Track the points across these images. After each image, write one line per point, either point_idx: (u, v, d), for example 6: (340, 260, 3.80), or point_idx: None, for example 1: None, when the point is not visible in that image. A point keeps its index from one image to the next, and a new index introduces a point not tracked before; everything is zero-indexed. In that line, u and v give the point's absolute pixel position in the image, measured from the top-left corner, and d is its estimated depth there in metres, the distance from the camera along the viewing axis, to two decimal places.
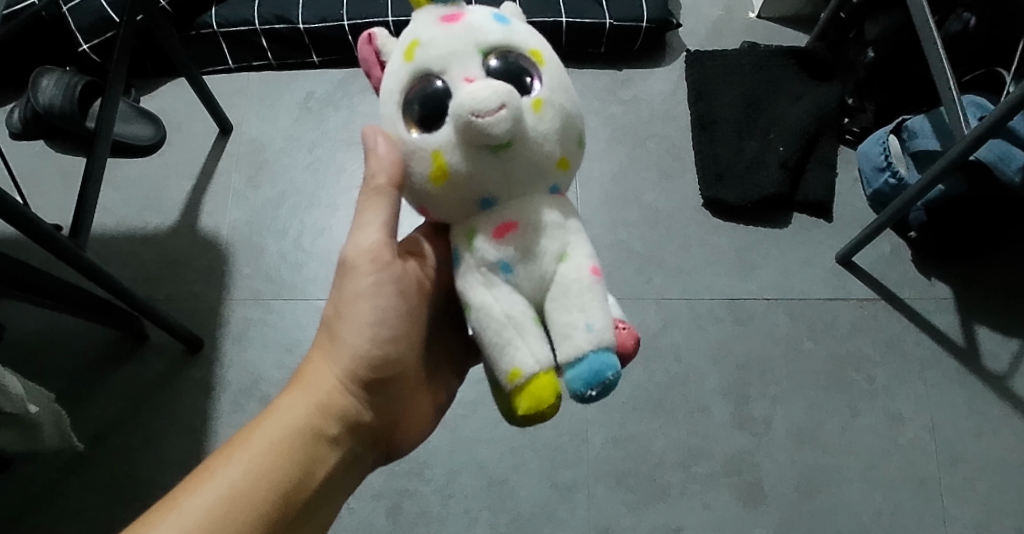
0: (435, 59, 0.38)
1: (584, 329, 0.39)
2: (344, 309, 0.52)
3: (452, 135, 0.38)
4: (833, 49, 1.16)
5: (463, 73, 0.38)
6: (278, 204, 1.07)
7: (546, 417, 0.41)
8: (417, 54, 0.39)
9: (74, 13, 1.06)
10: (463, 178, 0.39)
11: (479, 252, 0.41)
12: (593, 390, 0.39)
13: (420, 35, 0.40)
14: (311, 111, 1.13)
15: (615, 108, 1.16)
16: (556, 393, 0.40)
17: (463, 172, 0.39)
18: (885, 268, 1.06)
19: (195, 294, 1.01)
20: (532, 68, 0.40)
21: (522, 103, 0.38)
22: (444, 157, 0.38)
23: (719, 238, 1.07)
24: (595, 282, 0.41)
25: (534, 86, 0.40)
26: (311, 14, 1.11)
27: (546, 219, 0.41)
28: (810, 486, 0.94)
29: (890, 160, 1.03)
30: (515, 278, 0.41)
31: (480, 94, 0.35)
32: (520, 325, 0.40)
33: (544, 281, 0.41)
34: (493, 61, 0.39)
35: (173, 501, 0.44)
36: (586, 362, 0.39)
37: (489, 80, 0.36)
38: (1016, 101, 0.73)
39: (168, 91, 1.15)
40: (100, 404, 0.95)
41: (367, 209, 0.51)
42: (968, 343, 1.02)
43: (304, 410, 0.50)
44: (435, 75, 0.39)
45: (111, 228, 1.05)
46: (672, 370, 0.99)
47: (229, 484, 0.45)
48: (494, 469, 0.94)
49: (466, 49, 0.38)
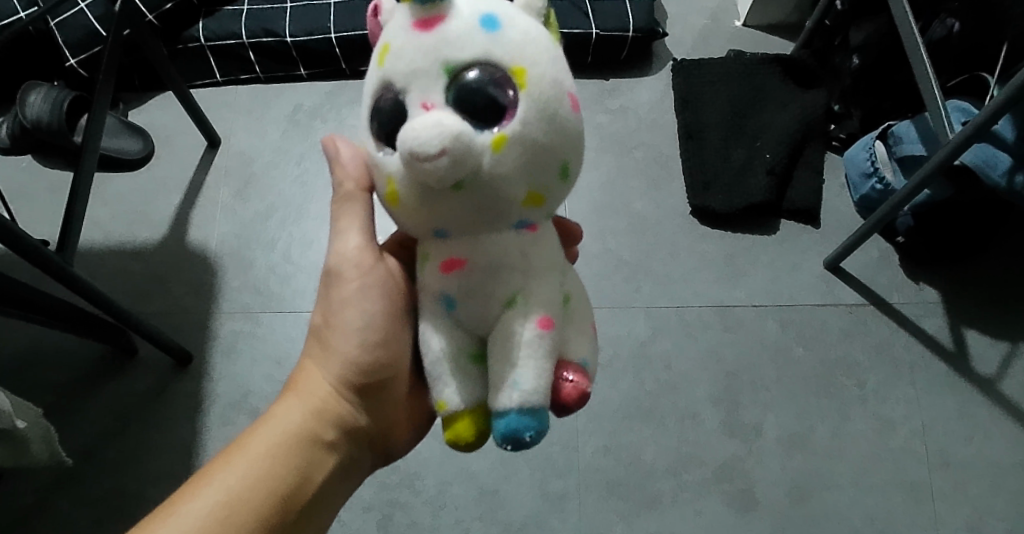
0: (399, 71, 0.37)
1: (511, 386, 0.40)
2: (333, 317, 0.52)
3: (402, 166, 0.38)
4: (818, 56, 1.17)
5: (422, 97, 0.36)
6: (267, 217, 1.07)
7: (469, 447, 0.43)
8: (387, 61, 0.38)
9: (61, 28, 1.06)
10: (413, 205, 0.39)
11: (430, 282, 0.43)
12: (507, 444, 0.40)
13: (396, 40, 0.38)
14: (299, 123, 1.14)
15: (602, 118, 1.16)
16: (475, 431, 0.42)
17: (415, 200, 0.39)
18: (873, 274, 1.07)
19: (184, 308, 1.01)
20: (509, 91, 0.37)
21: (477, 141, 0.36)
22: (395, 184, 0.39)
23: (707, 246, 1.08)
24: (541, 335, 0.40)
25: (504, 116, 0.37)
26: (298, 28, 1.12)
27: (500, 259, 0.41)
28: (801, 491, 0.94)
29: (876, 166, 1.03)
30: (458, 314, 0.43)
31: (421, 135, 0.34)
32: (452, 364, 0.42)
33: (488, 320, 0.42)
34: (462, 81, 0.36)
35: (174, 507, 0.44)
36: (506, 417, 0.40)
37: (439, 116, 0.35)
38: (1002, 104, 0.73)
39: (157, 105, 1.15)
40: (89, 419, 0.95)
41: (343, 216, 0.53)
42: (957, 347, 1.02)
43: (301, 414, 0.50)
44: (398, 88, 0.38)
45: (99, 242, 1.05)
46: (662, 377, 1.00)
47: (228, 489, 0.45)
48: (485, 479, 0.93)
49: (430, 67, 0.36)
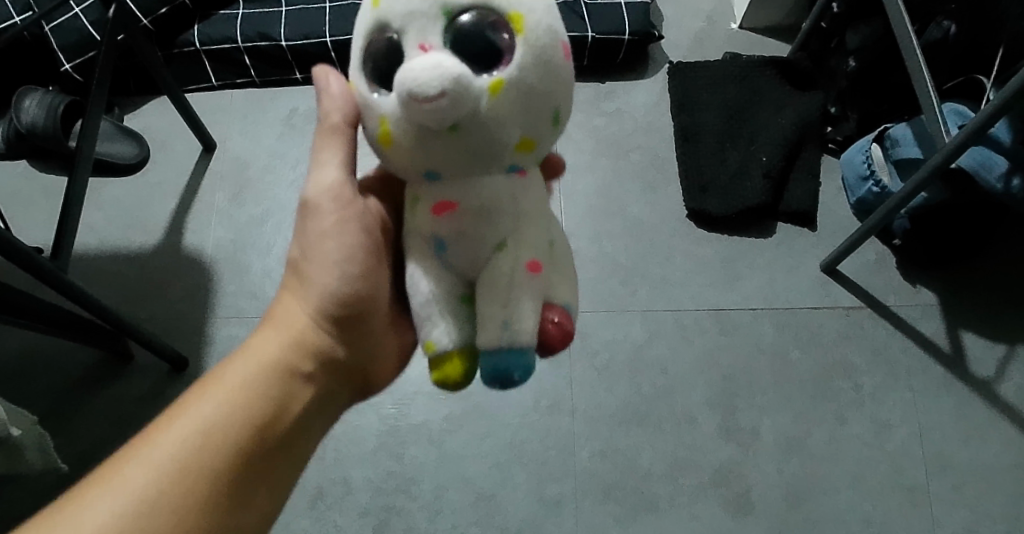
0: (395, 12, 0.36)
1: (501, 326, 0.39)
2: (310, 248, 0.50)
3: (397, 107, 0.37)
4: (815, 58, 1.16)
5: (420, 40, 0.35)
6: (263, 221, 1.07)
7: (456, 388, 0.43)
8: (381, 2, 0.36)
9: (56, 32, 1.05)
10: (406, 149, 0.38)
11: (421, 224, 0.42)
12: (496, 382, 0.40)
13: None
14: (294, 127, 1.14)
15: (597, 121, 1.16)
16: (462, 373, 0.42)
17: (406, 139, 0.38)
18: (870, 276, 1.07)
19: (180, 313, 1.01)
20: (507, 39, 0.36)
21: (476, 84, 0.34)
22: (389, 125, 0.38)
23: (703, 249, 1.08)
24: (531, 276, 0.40)
25: (502, 62, 0.36)
26: (293, 31, 1.12)
27: (492, 201, 0.40)
28: (798, 495, 0.94)
29: (873, 169, 1.03)
30: (448, 256, 0.42)
31: (419, 75, 0.32)
32: (442, 306, 0.42)
33: (478, 263, 0.42)
34: (461, 25, 0.35)
35: (145, 440, 0.42)
36: (495, 357, 0.40)
37: (438, 57, 0.33)
38: (999, 106, 0.73)
39: (152, 110, 1.15)
40: (84, 426, 0.95)
41: (323, 147, 0.50)
42: (954, 349, 1.02)
43: (280, 347, 0.48)
44: (393, 30, 0.36)
45: (95, 247, 1.05)
46: (658, 381, 0.99)
47: (205, 422, 0.42)
48: (481, 484, 0.93)
49: (427, 9, 0.35)
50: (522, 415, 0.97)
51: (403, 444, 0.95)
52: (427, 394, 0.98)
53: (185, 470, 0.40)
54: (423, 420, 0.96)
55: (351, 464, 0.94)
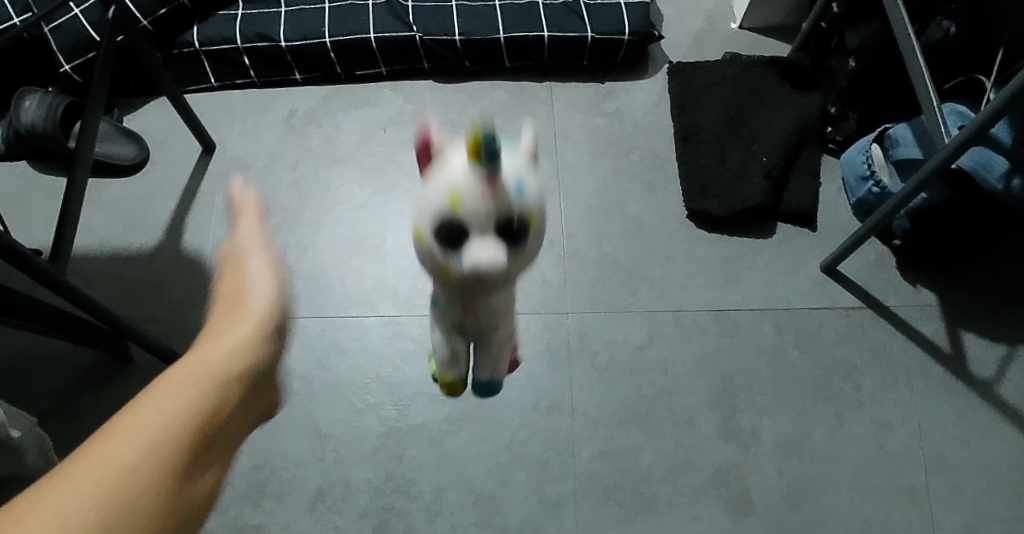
0: (466, 213, 0.42)
1: (486, 367, 0.65)
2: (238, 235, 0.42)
3: (456, 264, 0.44)
4: (815, 58, 1.15)
5: (482, 233, 0.42)
6: (263, 222, 1.08)
7: (451, 392, 0.72)
8: (452, 202, 0.42)
9: (55, 33, 1.05)
10: (456, 290, 0.48)
11: (451, 315, 0.55)
12: (482, 394, 0.72)
13: (462, 183, 0.42)
14: (294, 128, 1.14)
15: (597, 121, 1.16)
16: (460, 386, 0.70)
17: (459, 285, 0.46)
18: (870, 277, 1.07)
19: (180, 314, 1.01)
20: (530, 229, 0.44)
21: (511, 256, 0.44)
22: (448, 273, 0.45)
23: (703, 250, 1.08)
24: (510, 337, 0.62)
25: (528, 238, 0.44)
26: (292, 32, 1.12)
27: (502, 307, 0.55)
28: (798, 496, 0.94)
29: (873, 169, 1.03)
30: (462, 326, 0.57)
31: (484, 260, 0.41)
32: (450, 350, 0.63)
33: (484, 337, 0.59)
34: (508, 227, 0.43)
35: (143, 392, 0.28)
36: (480, 388, 0.71)
37: (497, 249, 0.42)
38: (999, 106, 0.73)
39: (151, 110, 1.15)
40: (85, 427, 0.94)
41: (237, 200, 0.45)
42: (955, 350, 1.02)
43: (219, 362, 0.31)
44: (462, 222, 0.42)
45: (94, 249, 1.05)
46: (658, 382, 0.99)
47: (177, 418, 0.27)
48: (481, 485, 0.93)
49: (490, 214, 0.42)
50: (522, 415, 0.97)
51: (403, 445, 0.95)
52: (428, 395, 0.98)
53: (166, 482, 0.25)
54: (423, 421, 0.96)
55: (351, 465, 0.94)
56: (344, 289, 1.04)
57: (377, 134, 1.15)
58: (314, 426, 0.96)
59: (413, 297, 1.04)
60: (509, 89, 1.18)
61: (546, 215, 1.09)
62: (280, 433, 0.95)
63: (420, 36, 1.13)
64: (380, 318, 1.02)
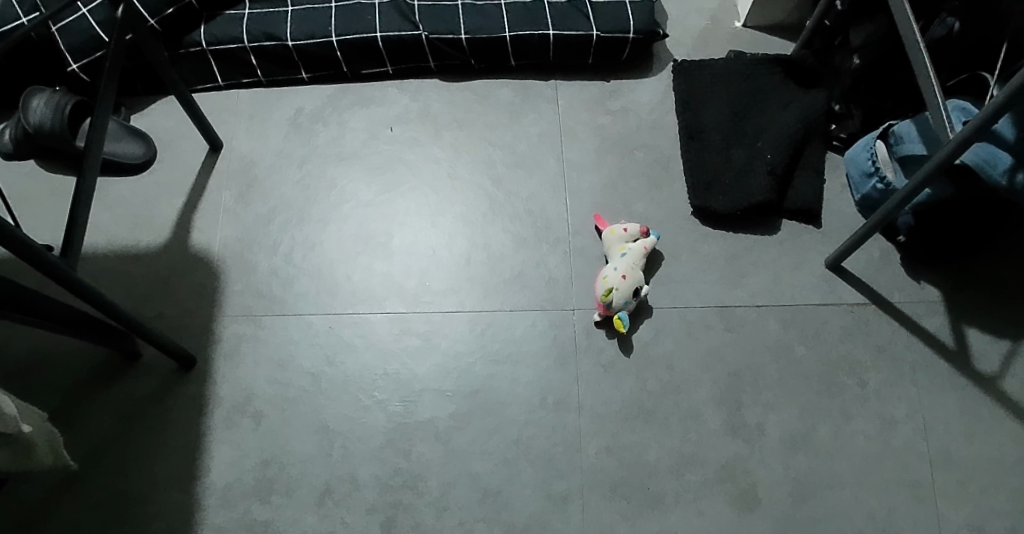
0: (628, 286, 0.97)
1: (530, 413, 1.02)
2: None
3: (625, 266, 0.99)
4: (819, 56, 1.16)
5: (622, 277, 0.97)
6: (269, 220, 1.08)
7: None
8: (616, 294, 0.97)
9: (63, 33, 1.06)
10: (629, 248, 1.01)
11: (620, 244, 1.02)
12: None
13: (618, 298, 0.97)
14: (300, 127, 1.15)
15: (603, 119, 1.16)
16: None
17: (619, 231, 1.02)
18: (874, 273, 1.07)
19: (188, 312, 1.02)
20: (606, 278, 0.98)
21: (614, 252, 1.02)
22: (630, 249, 1.01)
23: (708, 246, 1.08)
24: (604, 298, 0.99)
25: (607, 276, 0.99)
26: (299, 31, 1.12)
27: (632, 261, 1.00)
28: (804, 491, 0.94)
29: (878, 166, 1.03)
30: (632, 266, 0.99)
31: (622, 271, 0.98)
32: (632, 247, 1.01)
33: (634, 252, 1.01)
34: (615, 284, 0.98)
35: None
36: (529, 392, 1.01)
37: (615, 267, 0.99)
38: (999, 104, 0.73)
39: (158, 110, 1.16)
40: (93, 423, 0.95)
41: None
42: (958, 345, 1.02)
43: None
44: (637, 290, 0.99)
45: (101, 247, 1.05)
46: (664, 378, 1.00)
47: None
48: (488, 481, 0.93)
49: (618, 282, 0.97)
50: (529, 411, 0.97)
51: (410, 442, 0.95)
52: (435, 391, 0.98)
53: None
54: (430, 417, 0.97)
55: (358, 461, 0.94)
56: (352, 286, 1.05)
57: (383, 132, 1.15)
58: (321, 423, 0.96)
59: (420, 294, 1.04)
60: (515, 88, 1.19)
61: (552, 213, 1.09)
62: (288, 429, 0.96)
63: (426, 35, 1.13)
64: (387, 316, 1.03)
